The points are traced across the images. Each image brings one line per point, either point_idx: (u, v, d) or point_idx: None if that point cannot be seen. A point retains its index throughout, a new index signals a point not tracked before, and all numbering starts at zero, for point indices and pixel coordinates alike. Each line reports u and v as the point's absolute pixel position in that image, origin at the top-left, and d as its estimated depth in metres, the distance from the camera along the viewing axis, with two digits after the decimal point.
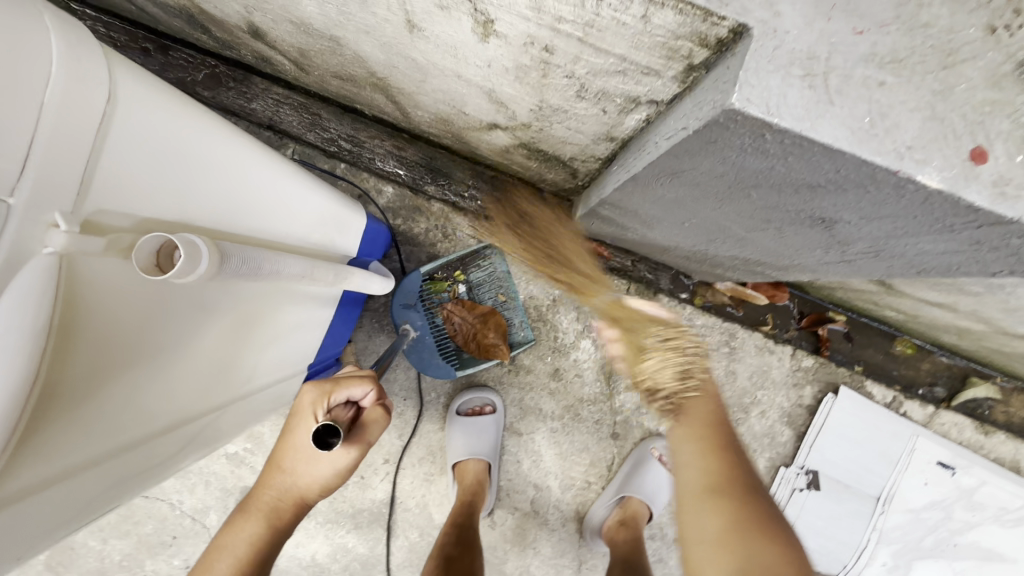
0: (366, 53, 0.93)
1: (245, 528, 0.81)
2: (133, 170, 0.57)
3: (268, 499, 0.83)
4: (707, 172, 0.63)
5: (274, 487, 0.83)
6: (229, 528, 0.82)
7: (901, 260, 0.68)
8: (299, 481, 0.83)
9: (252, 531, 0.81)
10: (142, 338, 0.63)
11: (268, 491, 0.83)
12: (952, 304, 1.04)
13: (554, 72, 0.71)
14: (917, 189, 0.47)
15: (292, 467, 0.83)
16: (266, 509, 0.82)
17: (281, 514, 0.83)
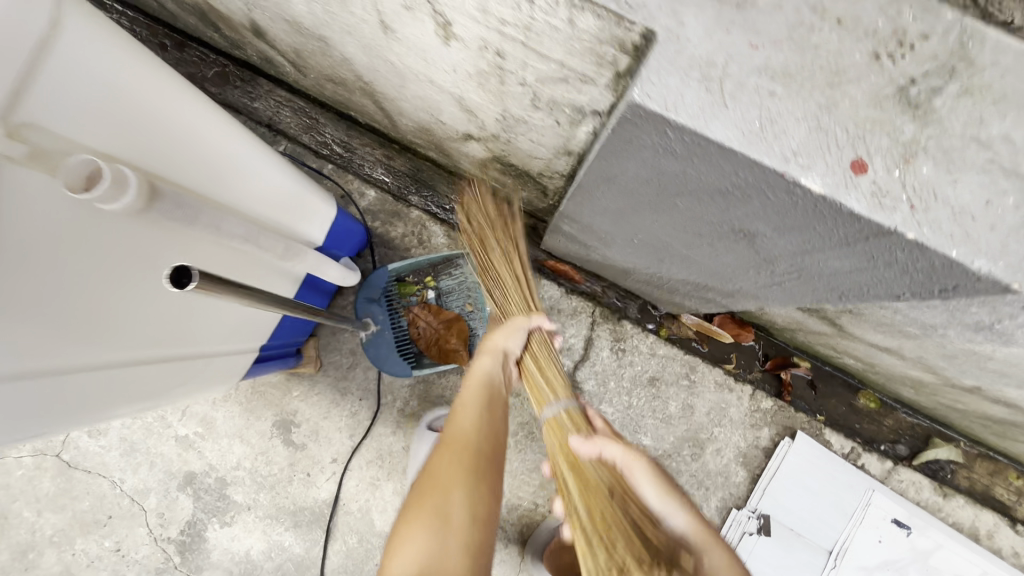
0: (351, 55, 1.00)
1: (426, 515, 0.69)
2: (71, 97, 0.62)
3: (457, 442, 0.75)
4: (634, 177, 0.67)
5: (452, 440, 0.75)
6: (407, 505, 0.72)
7: (819, 282, 0.71)
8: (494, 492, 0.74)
9: (427, 521, 0.68)
10: (64, 259, 0.66)
11: (452, 453, 0.74)
12: (898, 350, 1.06)
13: (510, 79, 0.76)
14: (804, 194, 0.51)
15: (457, 422, 0.77)
16: (466, 481, 0.72)
17: (480, 466, 0.74)
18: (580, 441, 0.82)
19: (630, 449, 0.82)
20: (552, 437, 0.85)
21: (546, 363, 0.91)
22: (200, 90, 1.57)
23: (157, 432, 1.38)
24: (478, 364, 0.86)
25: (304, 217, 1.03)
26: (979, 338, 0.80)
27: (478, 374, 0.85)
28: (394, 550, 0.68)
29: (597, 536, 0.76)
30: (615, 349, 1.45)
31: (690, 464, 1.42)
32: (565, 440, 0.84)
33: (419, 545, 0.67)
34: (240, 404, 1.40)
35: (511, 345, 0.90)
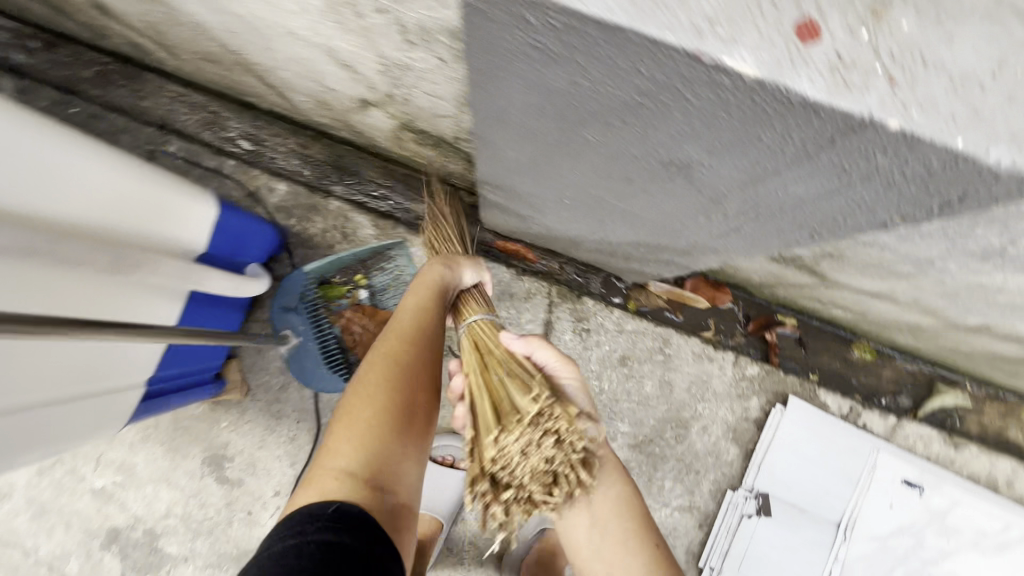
0: (199, 16, 0.82)
1: (372, 409, 0.64)
2: None
3: (399, 345, 0.72)
4: (523, 108, 0.50)
5: (398, 338, 0.72)
6: (344, 403, 0.67)
7: (783, 219, 0.55)
8: (428, 390, 0.71)
9: (374, 409, 0.65)
10: None
11: (398, 356, 0.70)
12: (889, 293, 0.91)
13: (364, 7, 0.59)
14: (734, 82, 0.34)
15: (403, 319, 0.75)
16: (411, 373, 0.69)
17: (408, 364, 0.70)
18: (513, 337, 0.76)
19: (565, 356, 0.77)
20: (476, 337, 0.79)
21: (482, 299, 0.87)
22: (77, 94, 1.36)
23: (70, 488, 1.22)
24: (425, 278, 0.82)
25: (159, 216, 0.82)
26: (987, 268, 0.65)
27: (430, 281, 0.82)
28: (335, 445, 0.63)
29: (510, 390, 0.65)
30: (578, 330, 1.29)
31: (675, 448, 1.27)
32: (495, 338, 0.77)
33: (366, 445, 0.62)
34: (162, 443, 1.23)
35: (463, 276, 0.87)
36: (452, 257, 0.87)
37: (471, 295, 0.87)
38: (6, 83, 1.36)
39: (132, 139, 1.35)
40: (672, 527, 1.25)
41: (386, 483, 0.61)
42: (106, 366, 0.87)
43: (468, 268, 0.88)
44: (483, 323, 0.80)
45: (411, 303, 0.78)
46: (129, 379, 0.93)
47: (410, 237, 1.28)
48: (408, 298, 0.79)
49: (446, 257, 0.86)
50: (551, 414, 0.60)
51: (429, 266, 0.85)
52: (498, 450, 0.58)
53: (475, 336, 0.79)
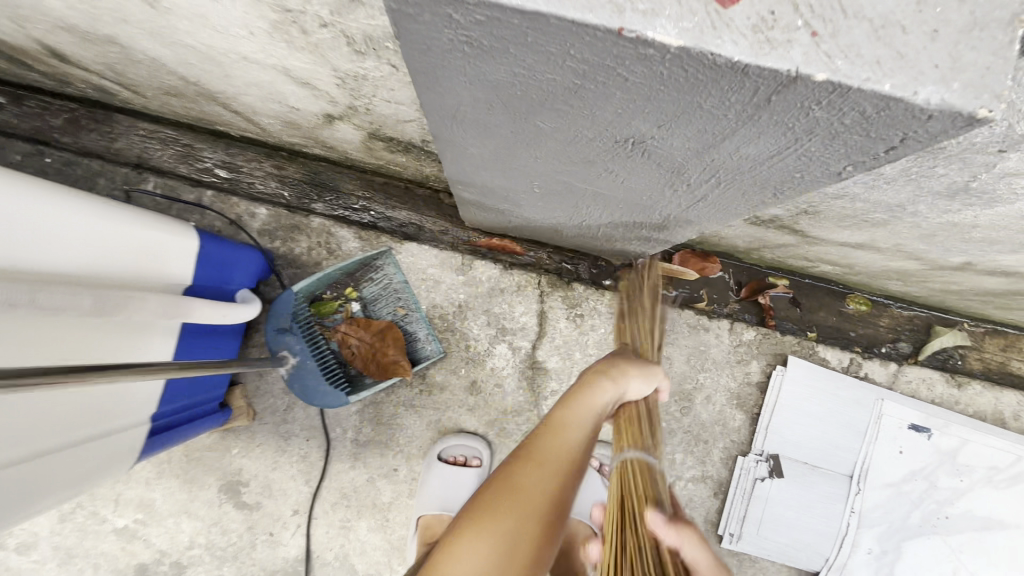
0: (153, 52, 0.82)
1: (512, 532, 0.55)
2: None
3: (562, 463, 0.62)
4: (472, 103, 0.50)
5: (562, 460, 0.63)
6: (475, 502, 0.59)
7: (744, 183, 0.55)
8: (560, 535, 0.60)
9: (513, 536, 0.55)
10: None
11: (545, 479, 0.60)
12: (871, 243, 0.92)
13: (309, 23, 0.60)
14: (660, 55, 0.35)
15: (569, 440, 0.65)
16: (560, 513, 0.59)
17: (557, 504, 0.59)
18: (661, 524, 0.66)
19: (717, 563, 0.66)
20: (625, 481, 0.73)
21: (637, 419, 0.79)
22: (48, 143, 1.36)
23: (93, 531, 1.23)
24: (595, 400, 0.71)
25: (138, 253, 0.82)
26: (955, 206, 0.66)
27: (589, 405, 0.70)
28: (458, 553, 0.54)
29: (636, 566, 0.64)
30: (573, 317, 1.29)
31: (682, 421, 1.28)
32: (643, 498, 0.70)
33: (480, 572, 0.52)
34: (177, 477, 1.24)
35: (632, 389, 0.77)
36: (616, 366, 0.77)
37: (635, 412, 0.80)
38: None
39: (108, 182, 1.35)
40: (688, 498, 1.26)
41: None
42: (97, 409, 0.86)
43: (638, 379, 0.78)
44: (638, 466, 0.74)
45: (586, 404, 0.70)
46: (122, 420, 0.92)
47: (395, 244, 1.29)
48: (579, 402, 0.70)
49: (618, 369, 0.76)
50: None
51: (595, 371, 0.76)
52: None
53: (625, 478, 0.74)
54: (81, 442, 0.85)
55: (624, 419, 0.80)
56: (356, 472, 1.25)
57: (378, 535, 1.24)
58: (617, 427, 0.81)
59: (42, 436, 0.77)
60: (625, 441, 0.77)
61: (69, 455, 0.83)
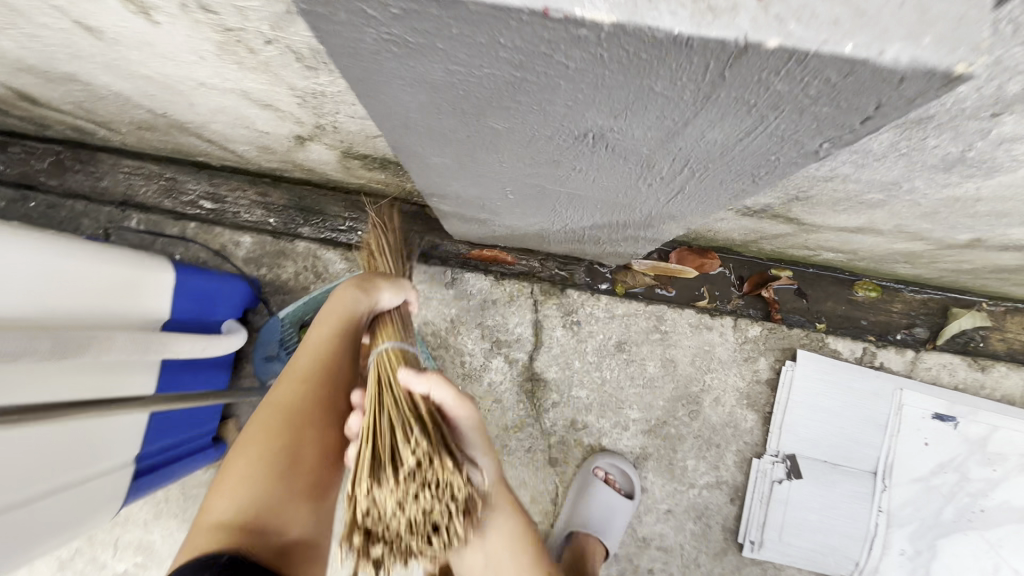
0: (114, 86, 0.81)
1: (257, 455, 0.65)
2: None
3: (312, 372, 0.71)
4: (417, 109, 0.48)
5: (293, 377, 0.71)
6: (229, 461, 0.66)
7: (718, 171, 0.52)
8: (302, 456, 0.67)
9: (251, 472, 0.63)
10: None
11: (307, 382, 0.70)
12: (871, 226, 0.87)
13: (253, 41, 0.58)
14: (594, 35, 0.31)
15: (299, 363, 0.72)
16: (291, 438, 0.67)
17: (284, 434, 0.66)
18: (412, 375, 0.63)
19: (464, 395, 0.65)
20: (380, 369, 0.68)
21: (397, 325, 0.77)
22: (35, 188, 1.36)
23: None
24: (334, 309, 0.75)
25: (103, 290, 0.79)
26: (955, 179, 0.61)
27: (335, 316, 0.75)
28: (213, 499, 0.63)
29: (404, 434, 0.59)
30: (569, 324, 1.25)
31: (691, 426, 1.22)
32: (393, 372, 0.66)
33: (250, 493, 0.62)
34: (176, 517, 1.22)
35: (381, 300, 0.78)
36: (366, 282, 0.79)
37: (393, 320, 0.79)
38: None
39: (94, 221, 1.35)
40: (704, 507, 1.20)
41: (263, 532, 0.60)
42: (80, 453, 0.83)
43: (386, 289, 0.79)
44: (389, 354, 0.69)
45: (306, 345, 0.74)
46: (107, 462, 0.89)
47: None
48: (305, 344, 0.74)
49: (360, 281, 0.78)
50: (421, 474, 0.56)
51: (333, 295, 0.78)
52: (369, 504, 0.55)
53: (382, 365, 0.68)
54: (65, 488, 0.82)
55: (383, 327, 0.76)
56: None
57: None
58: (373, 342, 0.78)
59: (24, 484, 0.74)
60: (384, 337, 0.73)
61: (53, 501, 0.80)
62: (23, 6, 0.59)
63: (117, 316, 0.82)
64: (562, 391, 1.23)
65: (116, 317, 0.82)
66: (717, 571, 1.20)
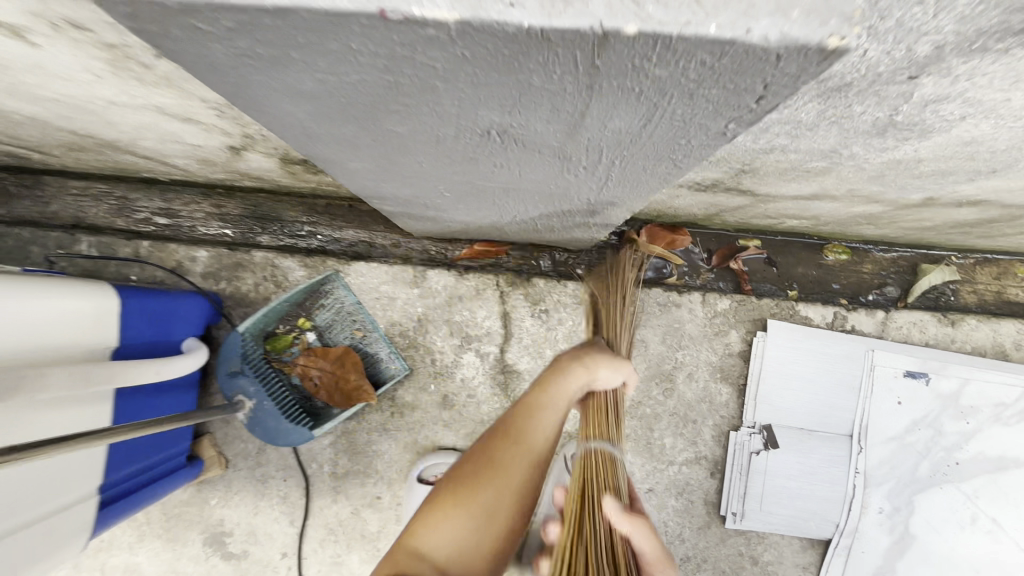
0: (24, 111, 0.77)
1: (494, 490, 0.56)
2: None
3: (536, 446, 0.61)
4: (311, 118, 0.45)
5: (531, 455, 0.60)
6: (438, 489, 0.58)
7: (636, 157, 0.49)
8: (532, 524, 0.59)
9: (489, 506, 0.56)
10: None
11: (525, 458, 0.59)
12: (822, 192, 0.85)
13: (142, 57, 0.54)
14: (443, 35, 0.29)
15: (549, 428, 0.63)
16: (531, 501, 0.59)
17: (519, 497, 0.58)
18: (618, 513, 0.65)
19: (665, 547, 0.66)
20: (588, 475, 0.71)
21: (609, 414, 0.77)
22: None
23: None
24: (573, 386, 0.68)
25: (26, 325, 0.75)
26: (890, 143, 0.59)
27: (567, 387, 0.67)
28: (431, 523, 0.54)
29: None
30: (538, 313, 1.23)
31: (666, 404, 1.22)
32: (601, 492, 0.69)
33: (468, 537, 0.54)
34: (160, 538, 1.21)
35: (606, 378, 0.73)
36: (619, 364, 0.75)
37: (603, 403, 0.76)
38: None
39: (43, 248, 1.30)
40: (685, 483, 1.21)
41: None
42: (29, 492, 0.80)
43: (605, 367, 0.73)
44: (598, 460, 0.72)
45: (562, 389, 0.66)
46: (70, 495, 0.88)
47: (342, 266, 1.24)
48: (554, 385, 0.67)
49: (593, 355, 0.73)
50: None
51: (566, 358, 0.72)
52: None
53: (586, 469, 0.71)
54: (20, 529, 0.80)
55: (591, 410, 0.75)
56: (339, 505, 1.21)
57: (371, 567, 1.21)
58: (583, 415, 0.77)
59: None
60: (588, 433, 0.74)
61: (10, 543, 0.78)
62: None
63: (62, 351, 0.81)
64: None
65: (60, 352, 0.81)
66: (702, 544, 1.21)
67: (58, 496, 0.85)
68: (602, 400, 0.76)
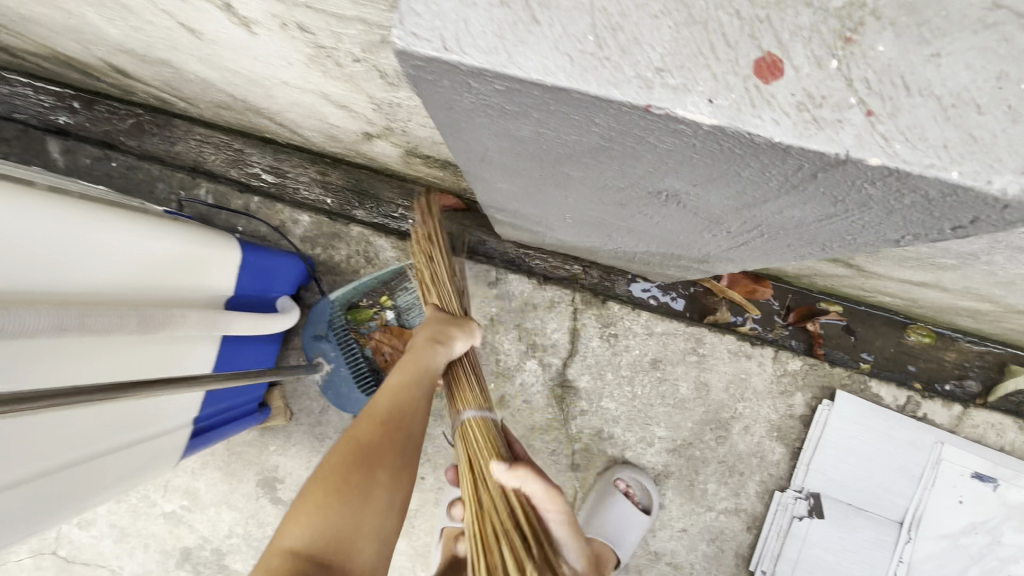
0: (201, 72, 0.84)
1: (326, 495, 0.62)
2: None
3: (390, 413, 0.70)
4: (501, 152, 0.49)
5: (368, 421, 0.69)
6: (303, 489, 0.65)
7: (787, 235, 0.51)
8: (383, 493, 0.65)
9: (341, 513, 0.62)
10: None
11: (380, 426, 0.68)
12: (936, 282, 0.84)
13: (341, 58, 0.59)
14: (693, 132, 0.32)
15: (400, 399, 0.71)
16: (382, 475, 0.65)
17: (366, 465, 0.65)
18: (503, 473, 0.68)
19: (555, 490, 0.67)
20: (468, 441, 0.75)
21: (471, 376, 0.81)
22: (116, 147, 1.44)
23: (144, 513, 1.32)
24: (421, 360, 0.74)
25: (162, 264, 0.82)
26: None
27: (420, 363, 0.74)
28: (290, 524, 0.62)
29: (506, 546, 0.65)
30: (606, 336, 1.25)
31: (716, 450, 1.23)
32: (485, 459, 0.72)
33: (319, 527, 0.61)
34: (219, 469, 1.31)
35: (457, 349, 0.78)
36: (471, 331, 0.80)
37: (462, 372, 0.82)
38: (51, 143, 1.46)
39: (167, 186, 1.43)
40: (719, 531, 1.22)
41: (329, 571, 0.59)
42: (133, 419, 0.89)
43: (459, 339, 0.78)
44: (479, 427, 0.75)
45: (416, 363, 0.74)
46: (168, 423, 0.98)
47: None
48: (408, 361, 0.74)
49: (434, 327, 0.78)
50: None
51: (420, 333, 0.78)
52: None
53: (467, 441, 0.76)
54: (122, 446, 0.89)
55: (459, 379, 0.81)
56: None
57: (403, 541, 1.27)
58: (454, 387, 0.82)
59: (79, 443, 0.80)
60: (464, 402, 0.79)
61: (113, 457, 0.87)
62: (133, 5, 0.63)
63: (192, 296, 0.90)
64: (593, 400, 1.25)
65: (191, 297, 0.90)
66: None
67: (155, 424, 0.94)
68: (459, 371, 0.82)
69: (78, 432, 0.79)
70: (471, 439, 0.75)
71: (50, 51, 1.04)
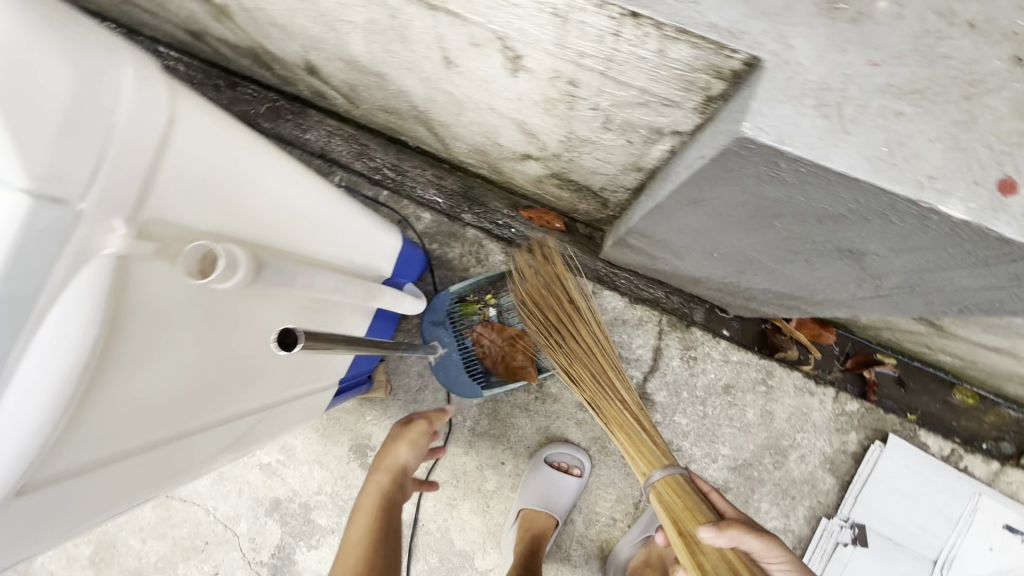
0: (408, 87, 0.99)
1: None
2: (190, 186, 0.54)
3: (358, 542, 0.98)
4: (728, 202, 0.64)
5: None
6: None
7: (936, 295, 0.66)
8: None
9: None
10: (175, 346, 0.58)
11: (368, 519, 1.01)
12: (1010, 349, 0.97)
13: (581, 105, 0.74)
14: (941, 220, 0.46)
15: (365, 508, 1.03)
16: None
17: None
18: (716, 536, 0.80)
19: (765, 538, 0.82)
20: (666, 502, 0.88)
21: (643, 426, 1.00)
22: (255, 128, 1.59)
23: (243, 461, 1.44)
24: (370, 481, 1.06)
25: (368, 247, 0.91)
26: None
27: (384, 465, 1.07)
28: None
29: None
30: (686, 357, 1.39)
31: (773, 473, 1.35)
32: (694, 515, 0.84)
33: None
34: (317, 430, 1.44)
35: (401, 456, 1.08)
36: (421, 445, 1.10)
37: (632, 427, 1.00)
38: None
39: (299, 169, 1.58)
40: None
41: None
42: (315, 372, 0.94)
43: (404, 446, 1.08)
44: (671, 483, 0.90)
45: (365, 492, 1.05)
46: (327, 379, 1.03)
47: None
48: (359, 507, 1.04)
49: (387, 440, 1.10)
50: None
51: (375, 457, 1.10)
52: None
53: (665, 498, 0.89)
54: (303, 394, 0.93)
55: (639, 440, 0.97)
56: (468, 457, 1.41)
57: (477, 518, 1.39)
58: (634, 450, 0.97)
59: (287, 385, 0.85)
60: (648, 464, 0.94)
61: (296, 404, 0.92)
62: (410, 38, 0.77)
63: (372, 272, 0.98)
64: (666, 414, 1.38)
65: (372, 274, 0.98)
66: None
67: (321, 380, 0.99)
68: (626, 420, 1.01)
69: (288, 375, 0.84)
70: (675, 496, 0.88)
71: (247, 41, 1.16)
